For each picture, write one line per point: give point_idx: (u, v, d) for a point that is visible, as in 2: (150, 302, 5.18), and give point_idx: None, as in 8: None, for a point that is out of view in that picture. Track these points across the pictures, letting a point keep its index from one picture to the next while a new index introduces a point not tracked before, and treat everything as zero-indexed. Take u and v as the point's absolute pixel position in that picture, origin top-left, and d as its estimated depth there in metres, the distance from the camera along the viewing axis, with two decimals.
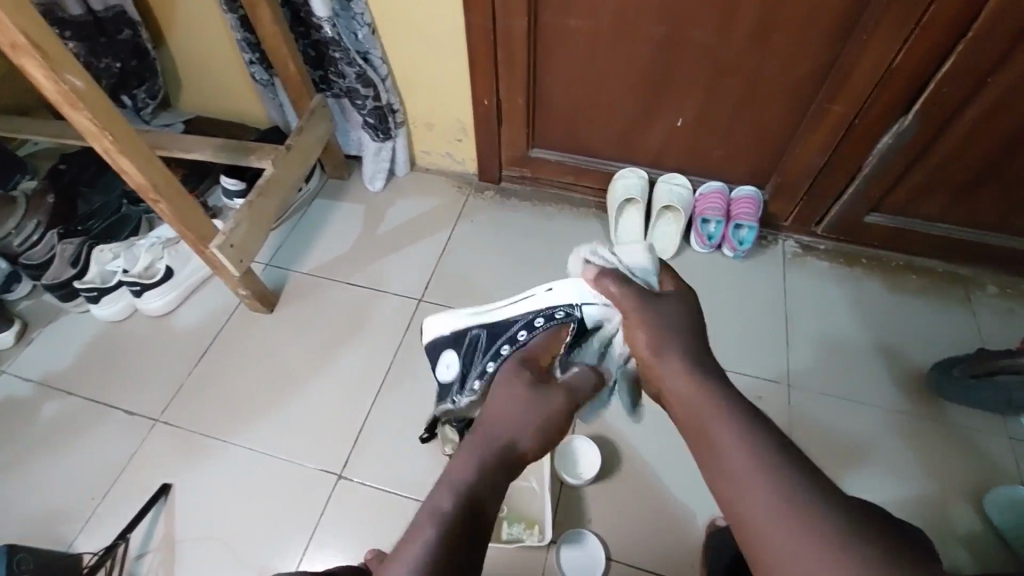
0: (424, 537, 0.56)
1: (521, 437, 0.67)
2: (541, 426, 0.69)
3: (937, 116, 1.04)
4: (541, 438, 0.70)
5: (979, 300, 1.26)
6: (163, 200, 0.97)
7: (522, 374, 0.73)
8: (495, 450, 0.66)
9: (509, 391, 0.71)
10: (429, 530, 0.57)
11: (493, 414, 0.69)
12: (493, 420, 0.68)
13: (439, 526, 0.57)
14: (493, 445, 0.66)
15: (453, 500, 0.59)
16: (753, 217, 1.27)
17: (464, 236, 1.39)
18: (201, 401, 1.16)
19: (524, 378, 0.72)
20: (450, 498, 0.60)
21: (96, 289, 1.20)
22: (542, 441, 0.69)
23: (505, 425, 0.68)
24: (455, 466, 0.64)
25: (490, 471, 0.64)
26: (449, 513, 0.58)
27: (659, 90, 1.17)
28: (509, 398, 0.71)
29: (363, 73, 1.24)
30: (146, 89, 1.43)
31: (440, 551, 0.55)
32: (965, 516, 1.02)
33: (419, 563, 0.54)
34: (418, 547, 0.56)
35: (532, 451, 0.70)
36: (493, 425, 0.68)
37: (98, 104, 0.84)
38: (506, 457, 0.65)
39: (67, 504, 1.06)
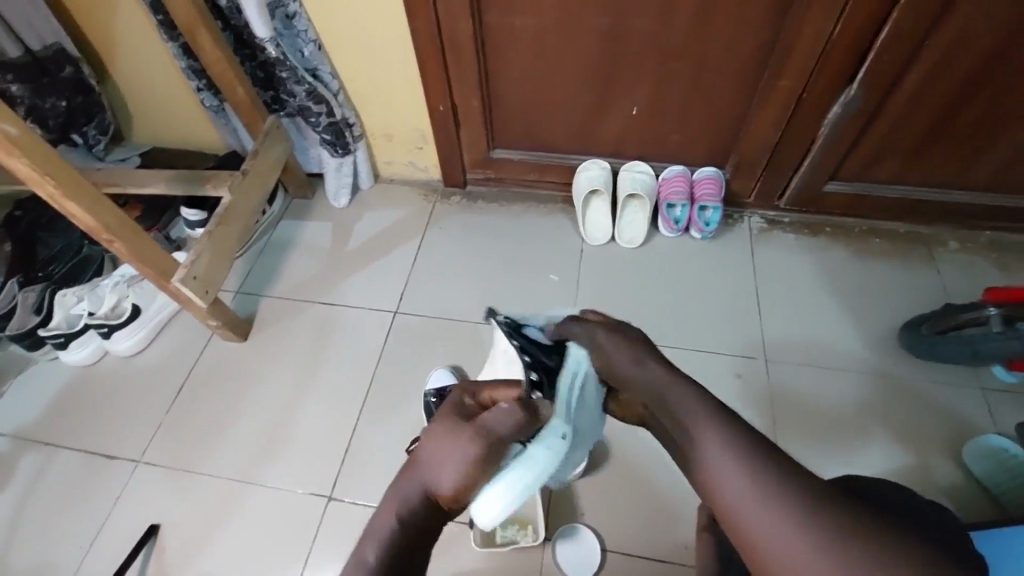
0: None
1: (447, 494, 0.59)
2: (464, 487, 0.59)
3: (881, 83, 1.06)
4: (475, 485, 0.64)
5: (942, 256, 1.29)
6: (118, 239, 0.95)
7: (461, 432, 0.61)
8: (418, 497, 0.60)
9: (451, 441, 0.60)
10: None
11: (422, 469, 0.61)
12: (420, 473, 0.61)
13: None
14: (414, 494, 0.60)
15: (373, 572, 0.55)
16: (716, 198, 1.29)
17: (434, 243, 1.39)
18: (183, 437, 1.14)
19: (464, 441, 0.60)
20: (374, 544, 0.57)
21: (63, 334, 1.18)
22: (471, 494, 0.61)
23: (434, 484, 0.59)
24: (379, 516, 0.59)
25: (413, 529, 0.58)
26: (369, 567, 0.55)
27: (611, 81, 1.18)
28: (445, 454, 0.60)
29: (314, 90, 1.22)
30: (96, 125, 1.39)
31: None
32: (945, 469, 1.04)
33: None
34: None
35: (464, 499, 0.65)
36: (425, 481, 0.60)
37: (36, 150, 0.82)
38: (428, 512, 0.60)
39: (53, 556, 1.04)
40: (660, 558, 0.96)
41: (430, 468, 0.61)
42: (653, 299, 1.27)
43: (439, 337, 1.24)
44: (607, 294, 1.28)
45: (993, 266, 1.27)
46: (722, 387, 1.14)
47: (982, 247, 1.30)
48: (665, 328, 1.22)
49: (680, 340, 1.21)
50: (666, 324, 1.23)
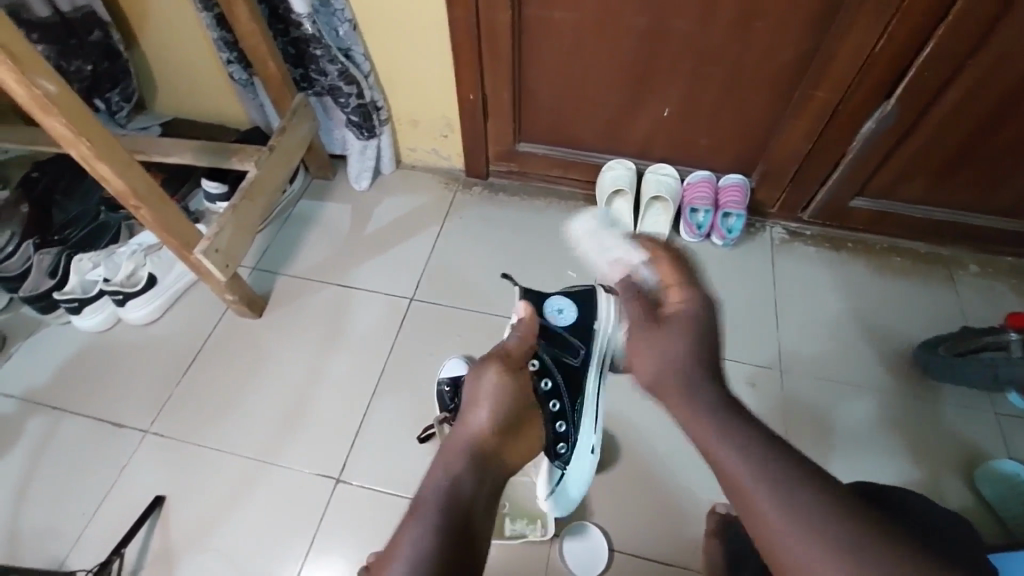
0: (417, 532, 0.60)
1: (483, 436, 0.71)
2: (496, 416, 0.74)
3: (918, 101, 1.05)
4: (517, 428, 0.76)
5: (962, 279, 1.29)
6: (145, 206, 0.94)
7: (483, 372, 0.78)
8: (464, 449, 0.70)
9: (471, 388, 0.77)
10: (416, 524, 0.61)
11: (463, 423, 0.74)
12: (464, 431, 0.72)
13: (430, 521, 0.61)
14: (460, 450, 0.70)
15: (440, 517, 0.61)
16: (741, 205, 1.28)
17: (454, 232, 1.38)
18: (193, 410, 1.13)
19: (486, 375, 0.77)
20: (433, 489, 0.65)
21: (77, 299, 1.17)
22: (502, 432, 0.73)
23: (471, 427, 0.72)
24: (429, 477, 0.67)
25: (463, 474, 0.67)
26: (433, 510, 0.62)
27: (645, 81, 1.17)
28: (473, 397, 0.76)
29: (346, 70, 1.21)
30: (119, 92, 1.38)
31: (432, 550, 0.58)
32: (956, 490, 1.04)
33: (417, 554, 0.57)
34: (408, 542, 0.59)
35: (515, 447, 0.75)
36: (463, 432, 0.72)
37: (73, 111, 0.81)
38: (474, 462, 0.69)
39: (57, 520, 1.04)
40: (667, 561, 0.96)
41: (476, 420, 0.73)
42: None
43: (454, 326, 1.23)
44: None
45: (1013, 291, 1.27)
46: (735, 394, 1.14)
47: (1002, 272, 1.30)
48: None
49: None
50: None
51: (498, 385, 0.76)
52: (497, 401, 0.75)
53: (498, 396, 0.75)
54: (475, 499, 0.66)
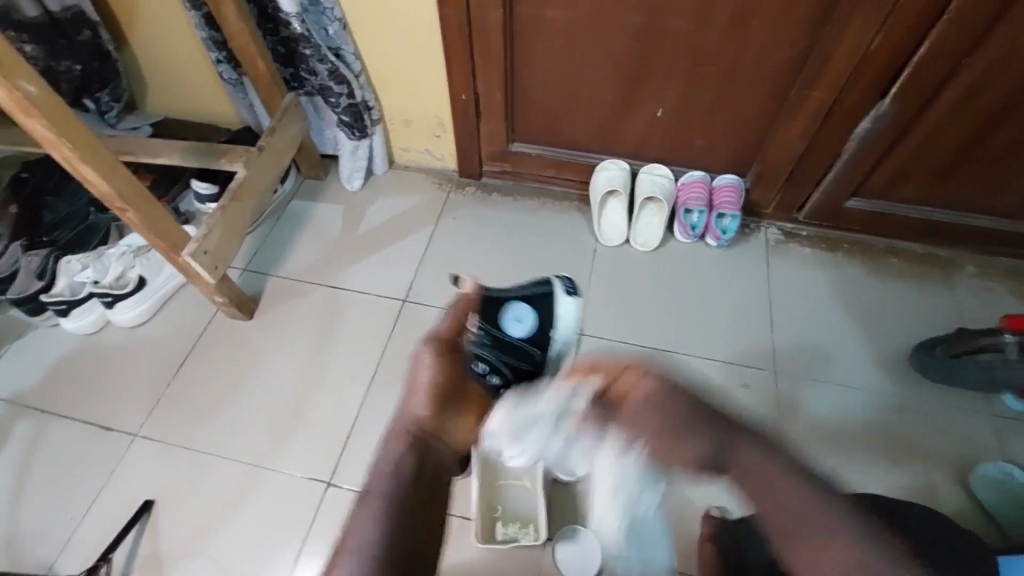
0: (364, 524, 0.60)
1: (426, 415, 0.69)
2: (434, 394, 0.70)
3: (914, 100, 1.05)
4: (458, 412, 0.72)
5: (958, 280, 1.28)
6: (131, 208, 0.93)
7: (422, 359, 0.73)
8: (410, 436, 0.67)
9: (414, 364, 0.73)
10: (363, 515, 0.61)
11: (409, 404, 0.70)
12: (408, 415, 0.69)
13: (375, 513, 0.61)
14: (405, 435, 0.67)
15: (389, 504, 0.61)
16: (735, 206, 1.28)
17: (447, 233, 1.37)
18: (182, 414, 1.12)
19: (425, 362, 0.72)
20: (380, 477, 0.64)
21: (65, 301, 1.15)
22: (443, 407, 0.70)
23: (413, 408, 0.69)
24: (374, 464, 0.66)
25: (406, 457, 0.65)
26: (380, 498, 0.62)
27: (640, 81, 1.16)
28: (411, 376, 0.72)
29: (336, 70, 1.20)
30: (109, 92, 1.37)
31: (379, 540, 0.59)
32: (950, 494, 1.03)
33: (364, 545, 0.58)
34: (356, 534, 0.59)
35: (459, 430, 0.71)
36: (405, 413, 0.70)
37: (55, 112, 0.80)
38: (415, 440, 0.67)
39: (44, 525, 1.03)
40: None
41: (416, 407, 0.70)
42: (665, 304, 1.25)
43: None
44: (618, 297, 1.26)
45: (1009, 293, 1.26)
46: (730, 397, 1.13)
47: (999, 273, 1.29)
48: (677, 334, 1.21)
49: (690, 347, 1.19)
50: (678, 331, 1.21)
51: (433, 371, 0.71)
52: (433, 386, 0.70)
53: (435, 376, 0.71)
54: (425, 477, 0.65)
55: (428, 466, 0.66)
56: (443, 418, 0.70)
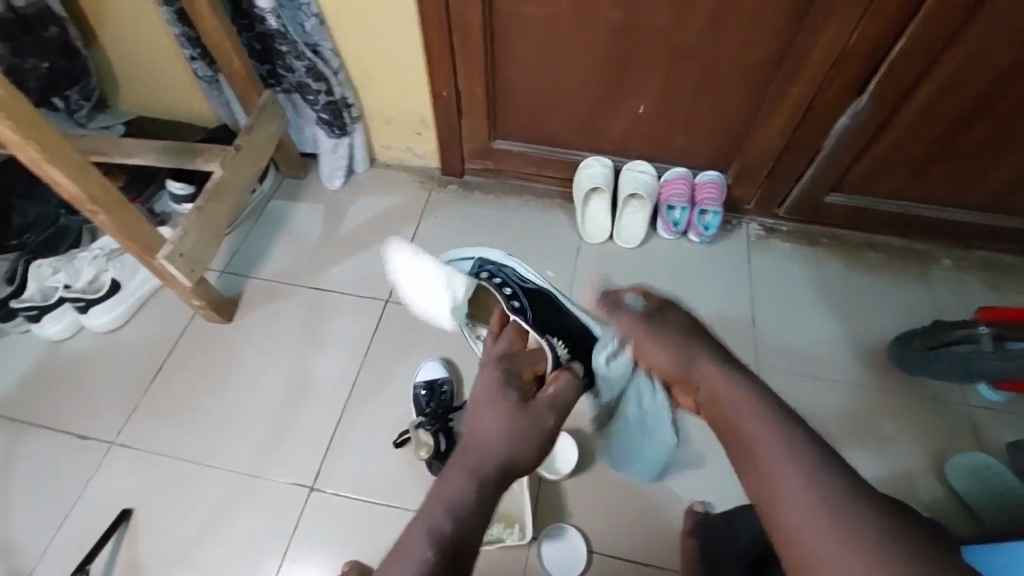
0: (412, 555, 0.54)
1: (492, 450, 0.66)
2: (496, 438, 0.67)
3: (890, 96, 1.06)
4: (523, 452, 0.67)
5: (933, 273, 1.31)
6: (102, 211, 0.90)
7: (484, 409, 0.70)
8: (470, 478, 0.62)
9: (479, 393, 0.74)
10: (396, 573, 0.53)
11: (471, 451, 0.66)
12: (473, 454, 0.65)
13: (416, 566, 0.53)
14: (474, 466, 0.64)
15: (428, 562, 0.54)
16: (718, 202, 1.28)
17: (430, 232, 1.36)
18: (160, 421, 1.10)
19: (486, 410, 0.70)
20: (424, 527, 0.57)
21: (37, 307, 1.12)
22: (514, 445, 0.67)
23: (476, 455, 0.65)
24: (433, 493, 0.61)
25: (466, 508, 0.59)
26: (420, 550, 0.55)
27: (621, 78, 1.16)
28: (472, 420, 0.70)
29: (313, 66, 1.18)
30: (79, 90, 1.33)
31: (430, 568, 0.53)
32: (927, 483, 1.05)
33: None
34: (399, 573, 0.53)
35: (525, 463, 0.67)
36: (466, 451, 0.66)
37: (19, 112, 0.77)
38: (478, 475, 0.63)
39: (16, 538, 1.00)
40: (645, 561, 0.96)
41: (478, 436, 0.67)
42: None
43: (430, 328, 1.21)
44: None
45: (982, 285, 1.29)
46: None
47: (973, 265, 1.32)
48: None
49: None
50: None
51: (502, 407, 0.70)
52: (502, 421, 0.68)
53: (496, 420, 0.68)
54: (479, 516, 0.60)
55: (487, 501, 0.62)
56: (508, 457, 0.66)
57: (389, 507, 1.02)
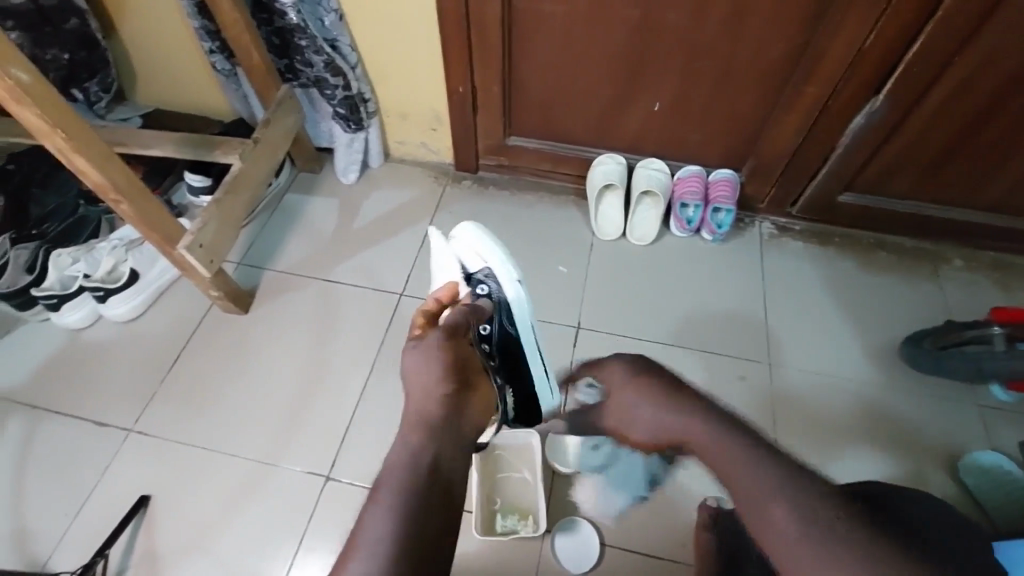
0: (381, 514, 0.58)
1: (438, 388, 0.65)
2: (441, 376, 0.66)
3: (907, 94, 1.06)
4: (474, 384, 0.69)
5: (946, 274, 1.31)
6: (125, 200, 0.92)
7: (420, 347, 0.68)
8: (422, 423, 0.64)
9: (410, 358, 0.68)
10: (378, 512, 0.59)
11: (415, 393, 0.66)
12: (416, 401, 0.65)
13: (391, 505, 0.59)
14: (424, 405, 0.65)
15: (399, 500, 0.59)
16: (731, 200, 1.28)
17: (443, 227, 1.37)
18: (177, 409, 1.11)
19: (424, 348, 0.68)
20: (392, 472, 0.61)
21: (57, 296, 1.14)
22: (458, 379, 0.67)
23: (423, 398, 0.65)
24: (390, 457, 0.63)
25: (422, 444, 0.63)
26: (393, 492, 0.60)
27: (637, 76, 1.16)
28: (407, 384, 0.68)
29: (331, 61, 1.19)
30: (98, 82, 1.34)
31: (405, 507, 0.59)
32: (939, 481, 1.06)
33: (379, 539, 0.57)
34: (373, 525, 0.58)
35: (473, 402, 0.68)
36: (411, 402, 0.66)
37: (46, 99, 0.78)
38: (432, 431, 0.64)
39: (35, 523, 1.01)
40: (659, 554, 0.96)
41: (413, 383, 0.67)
42: (660, 296, 1.27)
43: None
44: (615, 289, 1.27)
45: (995, 286, 1.29)
46: (725, 390, 1.14)
47: (985, 267, 1.32)
48: (672, 327, 1.22)
49: (686, 339, 1.21)
50: (674, 324, 1.23)
51: (438, 344, 0.68)
52: (437, 361, 0.67)
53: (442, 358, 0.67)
54: (445, 461, 0.63)
55: (446, 451, 0.64)
56: (457, 403, 0.66)
57: None
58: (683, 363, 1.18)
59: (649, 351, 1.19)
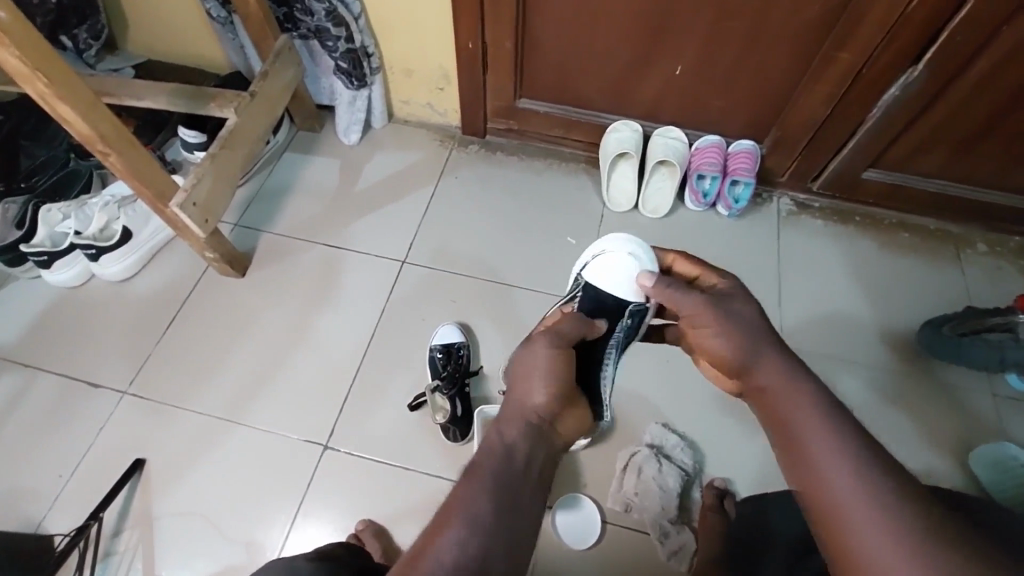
0: (464, 497, 0.51)
1: (541, 397, 0.61)
2: (556, 385, 0.62)
3: (947, 66, 0.99)
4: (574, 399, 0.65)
5: (968, 258, 1.26)
6: (114, 153, 0.86)
7: (540, 345, 0.64)
8: (522, 416, 0.59)
9: (521, 361, 0.64)
10: (469, 487, 0.52)
11: (523, 389, 0.62)
12: (526, 395, 0.61)
13: (484, 485, 0.52)
14: (525, 410, 0.60)
15: (497, 486, 0.52)
16: (750, 172, 1.22)
17: (449, 193, 1.31)
18: (173, 374, 1.09)
19: (541, 347, 0.64)
20: (494, 448, 0.56)
21: (47, 253, 1.09)
22: (562, 399, 0.62)
23: (532, 394, 0.61)
24: (487, 440, 0.57)
25: (525, 441, 0.57)
26: (493, 472, 0.53)
27: (659, 37, 1.09)
28: (512, 371, 0.64)
29: (334, 9, 1.11)
30: (88, 28, 1.26)
31: (491, 504, 0.51)
32: (949, 471, 1.04)
33: (459, 537, 0.48)
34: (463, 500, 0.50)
35: (568, 421, 0.64)
36: (519, 395, 0.61)
37: (26, 40, 0.72)
38: (524, 423, 0.59)
39: (29, 483, 1.00)
40: None
41: (523, 377, 0.62)
42: None
43: (448, 292, 1.18)
44: None
45: (1019, 272, 1.24)
46: None
47: (1011, 252, 1.27)
48: None
49: None
50: None
51: (557, 353, 0.64)
52: (558, 372, 0.63)
53: (557, 367, 0.63)
54: (535, 461, 0.57)
55: (535, 454, 0.57)
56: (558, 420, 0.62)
57: (403, 469, 1.01)
58: None
59: None
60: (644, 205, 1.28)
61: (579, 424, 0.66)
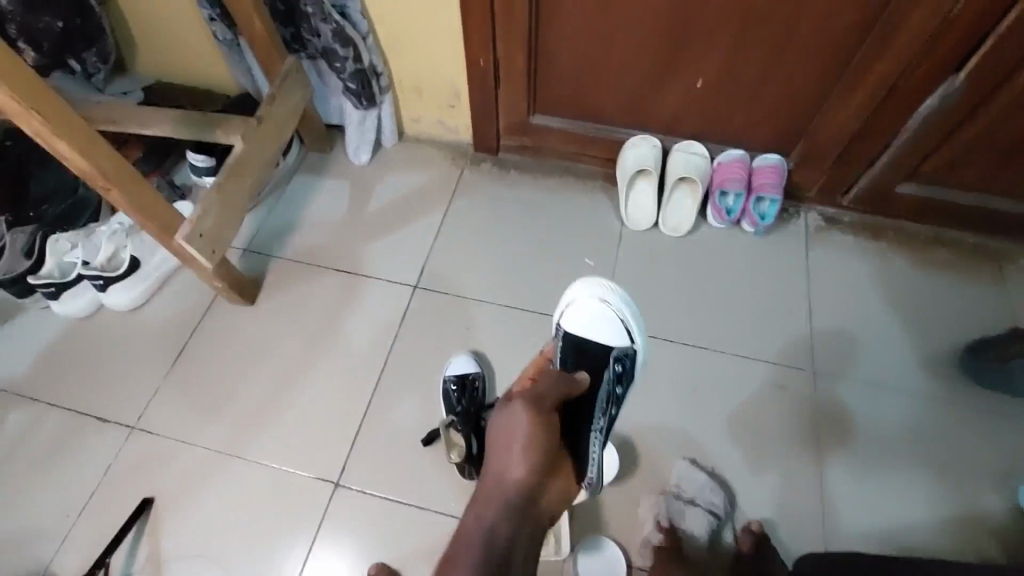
0: None
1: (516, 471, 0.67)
2: (528, 454, 0.67)
3: (991, 74, 0.93)
4: (553, 464, 0.70)
5: (1011, 274, 1.19)
6: (116, 188, 0.84)
7: (513, 414, 0.69)
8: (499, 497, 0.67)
9: (504, 421, 0.70)
10: (453, 573, 0.62)
11: (499, 464, 0.68)
12: (501, 472, 0.68)
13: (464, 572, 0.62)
14: (501, 488, 0.67)
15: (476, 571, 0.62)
16: (777, 188, 1.17)
17: (461, 213, 1.27)
18: (182, 408, 1.06)
19: (515, 417, 0.69)
20: (473, 534, 0.65)
21: (56, 284, 1.08)
22: (537, 467, 0.68)
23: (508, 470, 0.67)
24: (470, 523, 0.67)
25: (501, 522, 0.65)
26: (471, 558, 0.63)
27: (680, 50, 1.04)
28: (491, 444, 0.71)
29: (341, 29, 1.07)
30: (96, 53, 1.25)
31: None
32: (998, 507, 0.97)
33: None
34: None
35: (548, 487, 0.69)
36: (497, 470, 0.68)
37: (19, 79, 0.70)
38: (500, 502, 0.67)
39: (37, 523, 0.98)
40: None
41: (499, 452, 0.68)
42: (695, 293, 1.17)
43: (461, 319, 1.14)
44: (644, 284, 1.18)
45: None
46: (762, 396, 1.06)
47: None
48: (707, 327, 1.13)
49: (723, 342, 1.11)
50: (710, 325, 1.13)
51: (528, 423, 0.68)
52: (530, 443, 0.67)
53: (530, 435, 0.67)
54: (512, 538, 0.65)
55: (512, 529, 0.65)
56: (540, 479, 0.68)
57: (417, 507, 0.97)
58: (717, 367, 1.09)
59: (681, 355, 1.10)
60: (665, 223, 1.23)
61: (564, 484, 0.71)
